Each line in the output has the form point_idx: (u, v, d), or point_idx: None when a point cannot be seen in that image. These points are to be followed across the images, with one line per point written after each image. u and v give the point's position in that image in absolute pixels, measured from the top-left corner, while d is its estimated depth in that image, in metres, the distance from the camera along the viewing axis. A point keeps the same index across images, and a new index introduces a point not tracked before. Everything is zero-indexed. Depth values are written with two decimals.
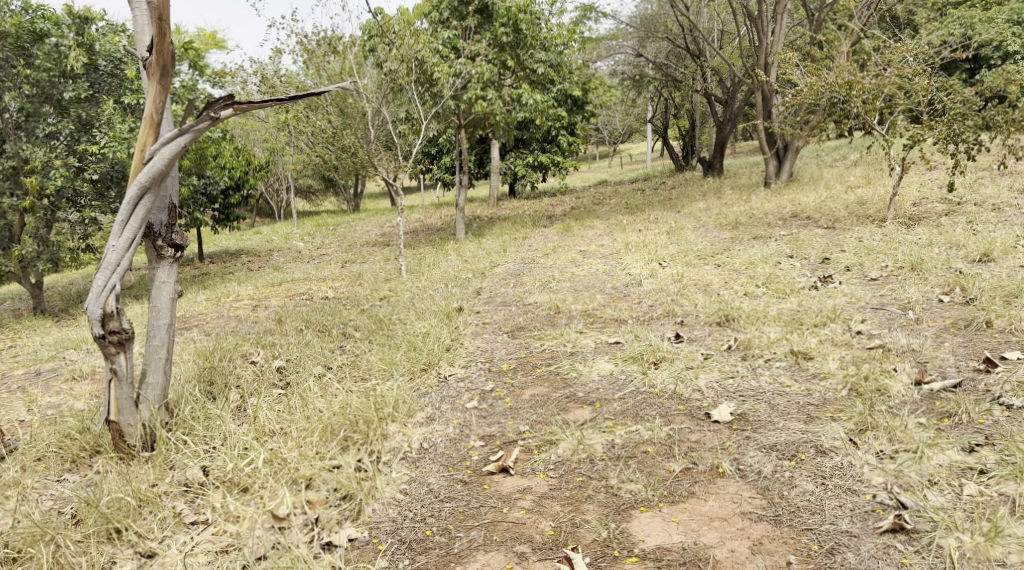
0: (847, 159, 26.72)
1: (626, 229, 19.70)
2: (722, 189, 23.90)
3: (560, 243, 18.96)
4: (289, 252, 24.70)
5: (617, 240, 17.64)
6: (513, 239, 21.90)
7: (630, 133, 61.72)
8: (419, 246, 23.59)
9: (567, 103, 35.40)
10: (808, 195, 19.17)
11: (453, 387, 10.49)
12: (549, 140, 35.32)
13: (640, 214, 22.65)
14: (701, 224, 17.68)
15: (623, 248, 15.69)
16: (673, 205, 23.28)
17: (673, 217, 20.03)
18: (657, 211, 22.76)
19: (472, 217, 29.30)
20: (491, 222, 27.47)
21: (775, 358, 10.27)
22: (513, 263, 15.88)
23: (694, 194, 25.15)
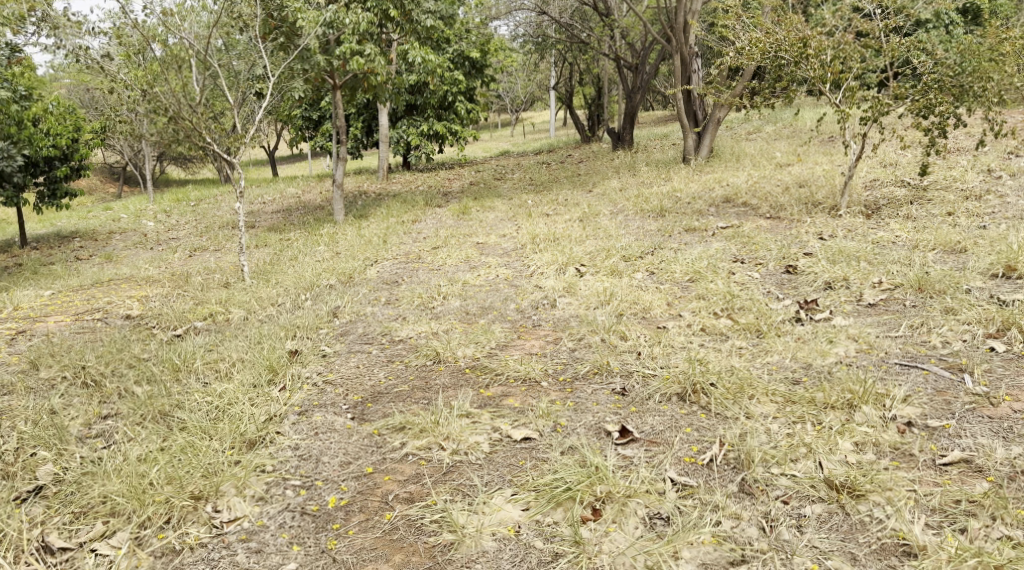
0: (771, 132, 24.62)
1: (531, 212, 17.15)
2: (636, 165, 21.50)
3: (453, 230, 16.25)
4: (132, 241, 21.52)
5: (521, 228, 15.02)
6: (401, 223, 19.06)
7: (532, 103, 58.93)
8: (293, 230, 20.56)
9: (464, 65, 32.23)
10: (737, 174, 16.86)
11: (240, 555, 7.70)
12: (445, 106, 32.20)
13: (546, 194, 20.11)
14: (618, 209, 15.22)
15: (529, 241, 13.07)
16: (582, 183, 20.80)
17: (584, 198, 17.54)
18: (564, 190, 20.23)
19: (358, 193, 26.29)
20: (379, 199, 24.50)
21: (795, 497, 7.77)
22: (394, 259, 13.04)
23: (604, 169, 22.71)
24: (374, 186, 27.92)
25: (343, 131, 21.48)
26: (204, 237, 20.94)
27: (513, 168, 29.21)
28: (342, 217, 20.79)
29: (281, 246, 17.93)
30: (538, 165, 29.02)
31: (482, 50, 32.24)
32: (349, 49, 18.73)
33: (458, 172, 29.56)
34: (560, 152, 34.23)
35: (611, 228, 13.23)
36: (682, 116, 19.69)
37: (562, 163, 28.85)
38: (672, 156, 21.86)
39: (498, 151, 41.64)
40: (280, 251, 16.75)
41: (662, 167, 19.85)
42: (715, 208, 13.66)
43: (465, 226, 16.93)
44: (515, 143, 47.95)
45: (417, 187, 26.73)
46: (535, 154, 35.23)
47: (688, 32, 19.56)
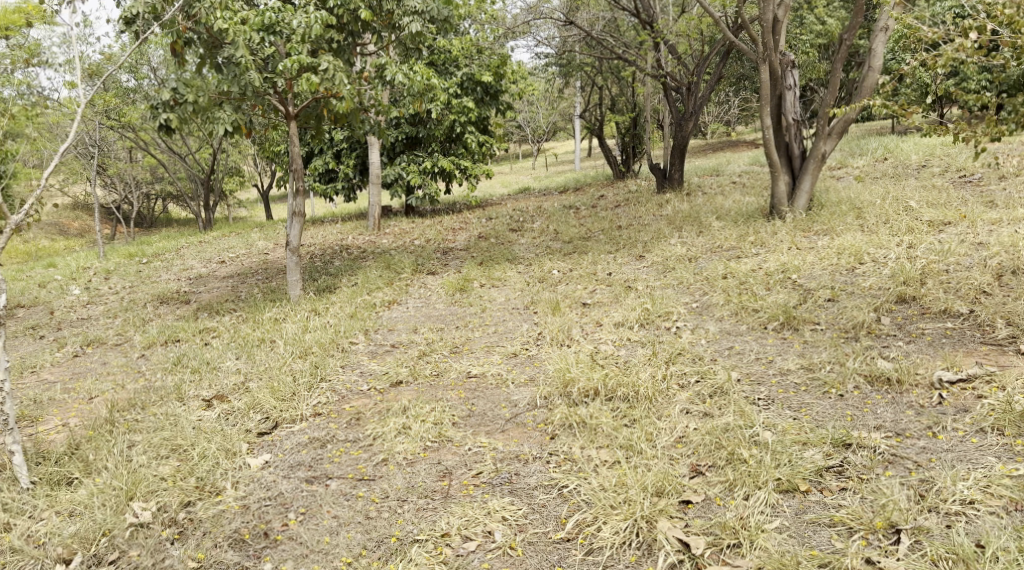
0: (875, 172, 19.05)
1: (560, 294, 12.19)
2: (702, 215, 15.88)
3: (442, 338, 11.47)
4: (21, 326, 16.24)
5: (559, 361, 10.32)
6: (371, 305, 13.49)
7: (556, 131, 52.92)
8: (232, 310, 15.10)
9: (476, 92, 26.73)
10: (877, 252, 11.46)
11: None
12: (452, 138, 26.59)
13: (577, 261, 14.51)
14: (713, 320, 10.89)
15: (596, 474, 8.75)
16: (629, 243, 15.23)
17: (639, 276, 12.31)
18: (602, 256, 14.61)
19: (339, 248, 20.84)
20: (360, 260, 19.02)
21: None
22: (338, 482, 9.03)
23: (657, 221, 17.07)
24: (361, 236, 22.43)
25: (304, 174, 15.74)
26: (119, 321, 15.61)
27: (533, 212, 23.64)
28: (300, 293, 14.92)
29: (199, 347, 12.49)
30: (564, 209, 23.44)
31: (496, 72, 26.65)
32: (297, 64, 13.17)
33: (466, 217, 24.06)
34: (590, 191, 28.56)
35: (714, 409, 9.32)
36: (773, 152, 13.96)
37: (593, 208, 23.28)
38: (750, 205, 16.18)
39: (519, 188, 35.90)
40: (186, 361, 11.32)
41: (744, 221, 14.21)
42: (872, 363, 9.51)
43: (457, 317, 12.30)
44: (535, 177, 42.14)
45: (413, 239, 21.22)
46: (559, 194, 29.54)
47: (780, 35, 13.73)
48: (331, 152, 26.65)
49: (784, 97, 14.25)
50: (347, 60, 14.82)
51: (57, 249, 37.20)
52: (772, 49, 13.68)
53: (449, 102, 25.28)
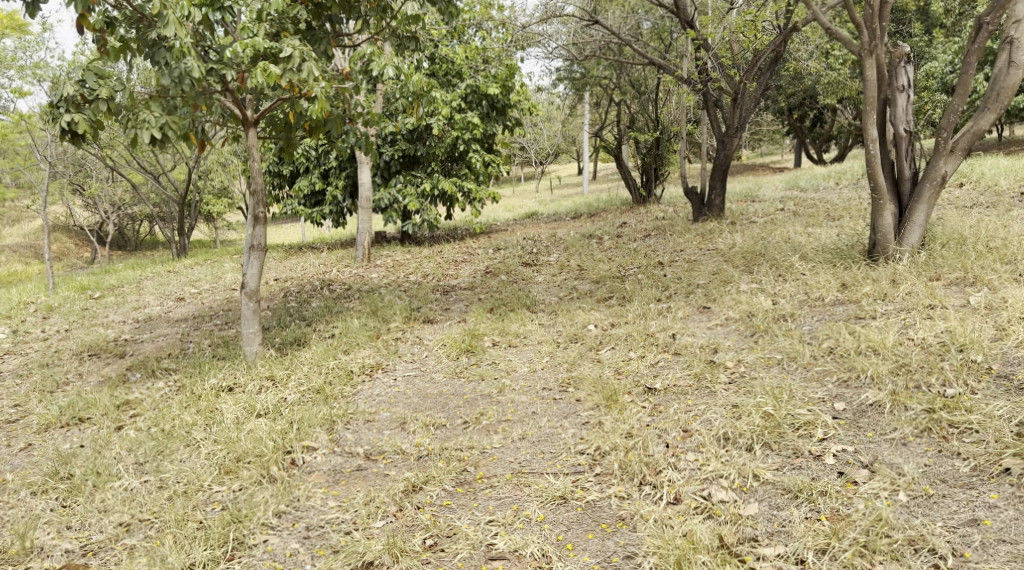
0: (968, 202, 15.96)
1: (615, 373, 10.00)
2: (775, 254, 12.49)
3: (452, 461, 8.97)
4: None
5: (657, 555, 7.81)
6: (343, 392, 10.20)
7: (558, 152, 49.48)
8: (171, 373, 11.68)
9: (481, 106, 23.12)
10: None
11: None
12: (454, 157, 23.06)
13: (625, 320, 11.17)
14: (855, 447, 8.48)
15: None
16: (686, 289, 11.83)
17: (727, 358, 9.78)
18: (653, 310, 11.20)
19: (320, 285, 17.42)
20: (343, 300, 15.60)
21: None
22: None
23: (714, 259, 13.65)
24: (347, 270, 19.02)
25: (265, 193, 11.54)
26: (27, 383, 12.15)
27: (546, 241, 20.24)
28: (257, 357, 11.49)
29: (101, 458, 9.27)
30: (584, 239, 20.05)
31: (504, 84, 23.15)
32: (251, 48, 9.76)
33: (469, 248, 20.66)
34: (607, 217, 25.15)
35: None
36: (878, 174, 10.77)
37: (618, 238, 19.92)
38: (835, 242, 12.79)
39: (523, 211, 32.65)
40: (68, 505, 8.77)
41: (841, 268, 10.94)
42: None
43: (442, 407, 9.87)
44: (540, 202, 38.68)
45: (407, 273, 17.80)
46: (572, 220, 26.12)
47: (890, 20, 10.48)
48: (317, 171, 23.28)
49: (893, 101, 11.01)
50: (322, 52, 11.40)
51: (15, 275, 33.57)
52: (879, 39, 10.45)
53: (450, 116, 21.79)
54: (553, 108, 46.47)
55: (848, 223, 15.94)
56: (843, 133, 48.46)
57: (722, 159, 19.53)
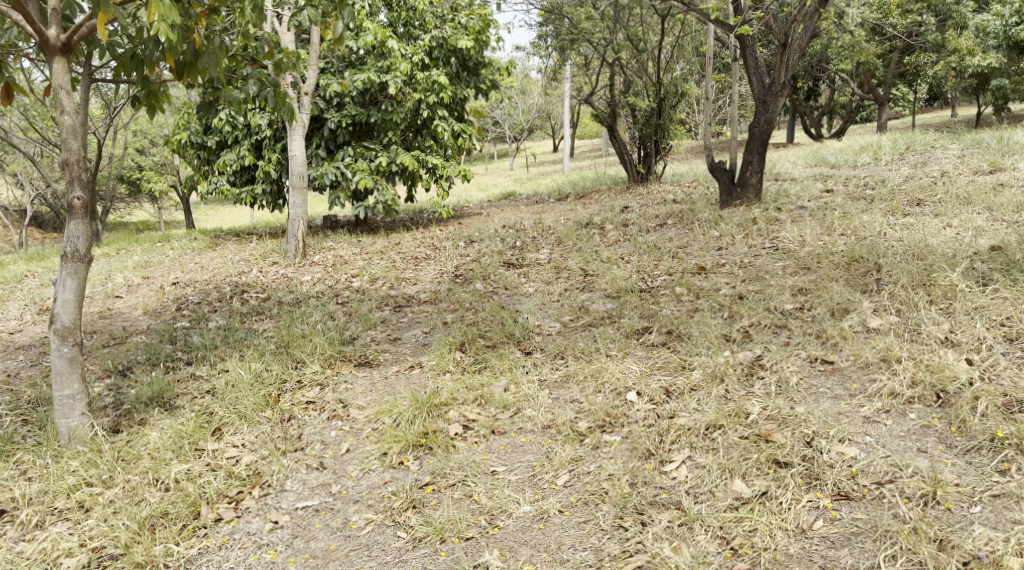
0: None
1: (728, 555, 6.30)
2: (910, 269, 8.45)
3: None
4: None
5: None
6: (167, 552, 6.58)
7: (533, 126, 45.03)
8: None
9: (450, 63, 17.83)
10: None
11: None
12: (416, 126, 17.48)
13: (700, 388, 7.52)
14: None
15: None
16: (777, 323, 8.16)
17: (1006, 556, 5.99)
18: (690, 364, 7.79)
19: (229, 292, 12.14)
20: (254, 311, 11.10)
21: None
22: None
23: (808, 277, 8.99)
24: (271, 271, 13.11)
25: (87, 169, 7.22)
26: None
27: (538, 234, 15.30)
28: (74, 440, 7.34)
29: None
30: (578, 228, 15.44)
31: (477, 39, 17.78)
32: None
33: (435, 239, 15.59)
34: (600, 198, 20.94)
35: None
36: None
37: (623, 226, 15.37)
38: (998, 257, 8.43)
39: (499, 192, 28.34)
40: None
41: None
42: None
43: None
44: (517, 180, 34.40)
45: (347, 275, 12.37)
46: (556, 203, 21.53)
47: None
48: (247, 142, 18.01)
49: None
50: None
51: None
52: None
53: (409, 73, 16.40)
54: (530, 78, 41.73)
55: (954, 224, 11.52)
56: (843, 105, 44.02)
57: (761, 125, 15.33)
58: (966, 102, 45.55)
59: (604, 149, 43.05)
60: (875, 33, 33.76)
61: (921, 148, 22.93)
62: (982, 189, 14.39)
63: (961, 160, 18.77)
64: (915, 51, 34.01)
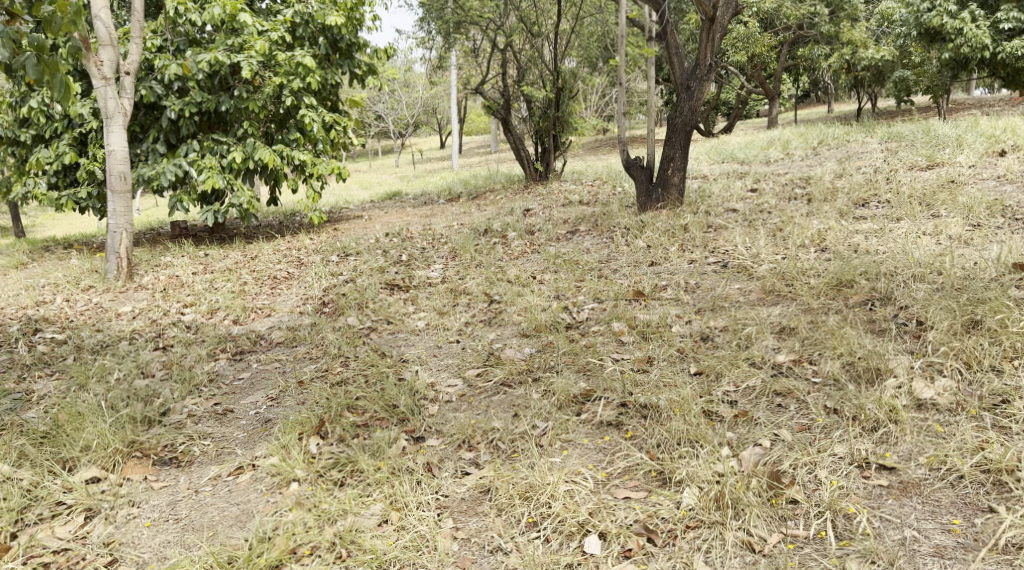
0: None
1: None
2: (945, 312, 6.37)
3: None
4: None
5: None
6: None
7: (417, 123, 42.11)
8: None
9: (319, 45, 14.77)
10: None
11: None
12: (279, 116, 14.41)
13: (701, 523, 5.35)
14: None
15: None
16: (777, 388, 6.09)
17: None
18: (664, 467, 5.66)
19: (15, 332, 8.70)
20: (46, 351, 8.05)
21: None
22: None
23: (808, 325, 6.65)
24: (80, 300, 9.89)
25: None
26: None
27: (427, 243, 12.42)
28: None
29: None
30: (475, 236, 12.78)
31: (349, 16, 14.81)
32: None
33: (301, 246, 12.24)
34: (496, 200, 18.46)
35: None
36: None
37: (528, 234, 12.88)
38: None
39: (384, 191, 25.52)
40: None
41: None
42: None
43: None
44: (400, 179, 31.53)
45: (178, 304, 9.19)
46: (446, 205, 18.91)
47: None
48: (70, 136, 14.52)
49: None
50: None
51: None
52: None
53: (267, 51, 13.40)
54: (414, 70, 38.82)
55: (927, 245, 9.50)
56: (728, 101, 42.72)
57: (683, 115, 13.10)
58: (845, 98, 45.12)
59: (493, 145, 40.62)
60: (765, 26, 32.34)
61: (835, 144, 21.43)
62: (933, 188, 12.58)
63: (888, 158, 17.18)
64: (806, 45, 32.82)
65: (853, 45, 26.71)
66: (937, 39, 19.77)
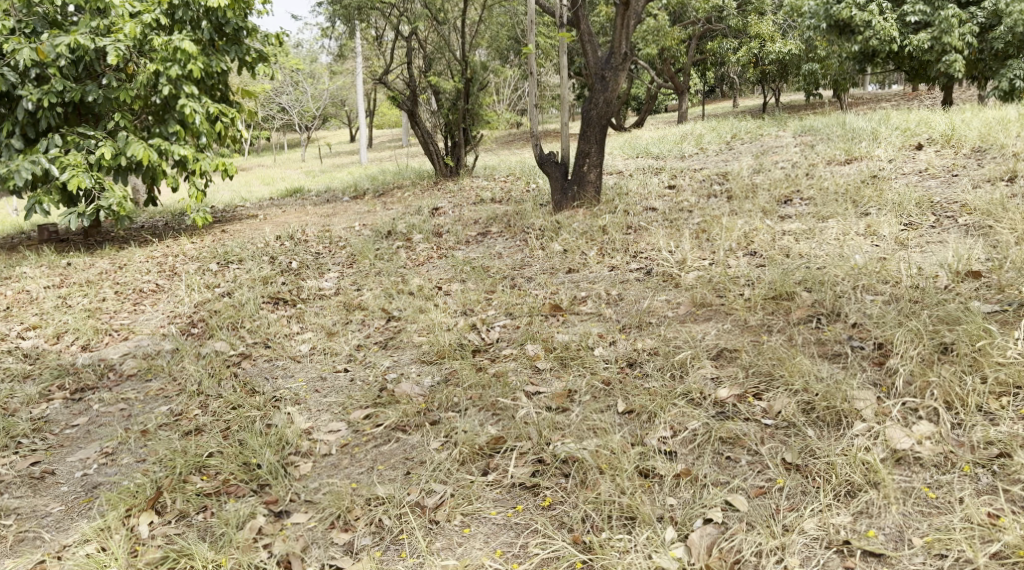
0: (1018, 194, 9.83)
1: None
2: (912, 334, 5.57)
3: None
4: None
5: None
6: None
7: (323, 115, 40.50)
8: None
9: (202, 27, 13.33)
10: None
11: None
12: (157, 107, 12.97)
13: None
14: None
15: None
16: (724, 435, 5.23)
17: None
18: (592, 558, 4.72)
19: None
20: None
21: None
22: None
23: (752, 350, 5.78)
24: None
25: None
26: None
27: (323, 247, 11.14)
28: None
29: None
30: (376, 239, 11.62)
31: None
32: None
33: (178, 252, 10.93)
34: (401, 197, 17.33)
35: None
36: None
37: (434, 236, 11.79)
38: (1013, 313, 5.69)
39: (284, 187, 24.10)
40: None
41: None
42: None
43: None
44: (305, 174, 30.06)
45: (18, 325, 7.87)
46: (348, 202, 17.70)
47: None
48: None
49: None
50: None
51: None
52: None
53: (139, 35, 11.96)
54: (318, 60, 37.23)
55: (861, 249, 8.70)
56: (639, 95, 42.11)
57: (599, 106, 12.18)
58: (752, 92, 45.07)
59: (404, 139, 39.25)
60: (674, 19, 31.70)
61: (751, 138, 20.87)
62: (858, 183, 11.84)
63: (806, 153, 16.61)
64: (714, 39, 32.38)
65: (764, 38, 26.28)
66: (847, 32, 19.22)
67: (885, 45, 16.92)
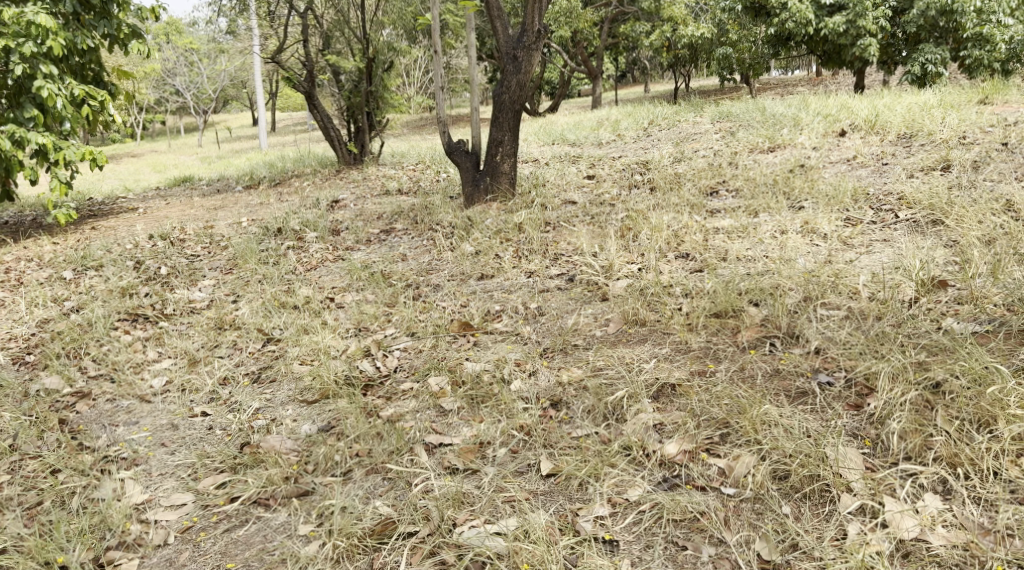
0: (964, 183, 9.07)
1: None
2: (893, 380, 4.82)
3: None
4: None
5: None
6: None
7: (223, 97, 38.39)
8: None
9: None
10: None
11: None
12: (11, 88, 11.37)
13: None
14: None
15: None
16: (678, 517, 4.46)
17: None
18: None
19: None
20: None
21: None
22: None
23: (703, 397, 4.97)
24: None
25: None
26: None
27: (201, 248, 9.78)
28: None
29: None
30: (264, 237, 10.37)
31: None
32: None
33: (31, 257, 9.51)
34: (300, 188, 16.02)
35: None
36: None
37: (331, 232, 10.60)
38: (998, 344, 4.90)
39: (178, 175, 22.44)
40: None
41: None
42: None
43: None
44: (202, 160, 28.26)
45: None
46: (242, 194, 16.32)
47: None
48: None
49: None
50: None
51: None
52: None
53: None
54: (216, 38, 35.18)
55: (803, 252, 7.80)
56: (551, 77, 40.96)
57: (511, 89, 11.10)
58: (666, 75, 44.33)
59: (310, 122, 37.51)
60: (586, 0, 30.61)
61: (669, 124, 20.03)
62: (787, 173, 10.97)
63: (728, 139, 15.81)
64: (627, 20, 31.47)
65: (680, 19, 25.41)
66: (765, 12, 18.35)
67: (801, 28, 16.02)
